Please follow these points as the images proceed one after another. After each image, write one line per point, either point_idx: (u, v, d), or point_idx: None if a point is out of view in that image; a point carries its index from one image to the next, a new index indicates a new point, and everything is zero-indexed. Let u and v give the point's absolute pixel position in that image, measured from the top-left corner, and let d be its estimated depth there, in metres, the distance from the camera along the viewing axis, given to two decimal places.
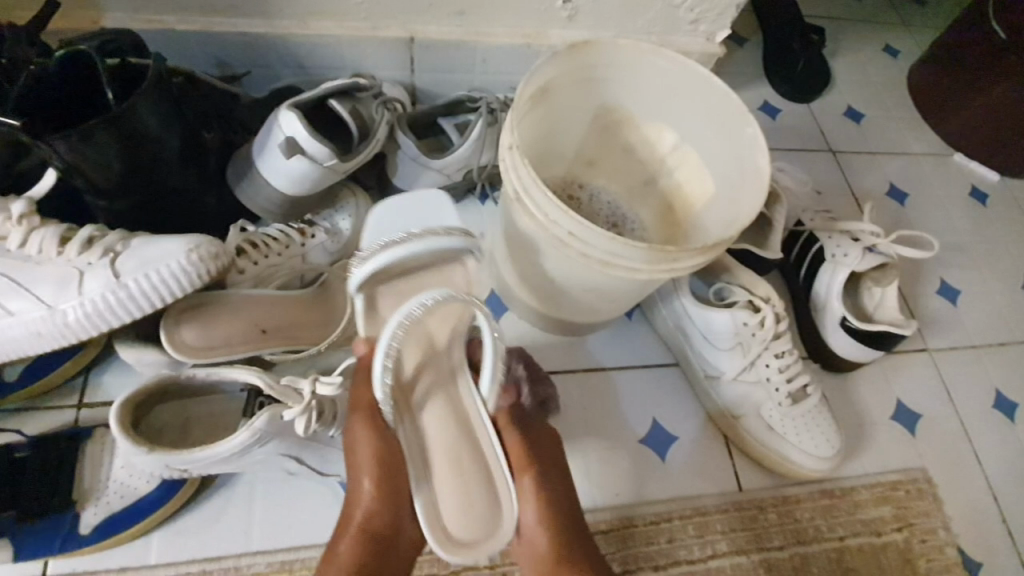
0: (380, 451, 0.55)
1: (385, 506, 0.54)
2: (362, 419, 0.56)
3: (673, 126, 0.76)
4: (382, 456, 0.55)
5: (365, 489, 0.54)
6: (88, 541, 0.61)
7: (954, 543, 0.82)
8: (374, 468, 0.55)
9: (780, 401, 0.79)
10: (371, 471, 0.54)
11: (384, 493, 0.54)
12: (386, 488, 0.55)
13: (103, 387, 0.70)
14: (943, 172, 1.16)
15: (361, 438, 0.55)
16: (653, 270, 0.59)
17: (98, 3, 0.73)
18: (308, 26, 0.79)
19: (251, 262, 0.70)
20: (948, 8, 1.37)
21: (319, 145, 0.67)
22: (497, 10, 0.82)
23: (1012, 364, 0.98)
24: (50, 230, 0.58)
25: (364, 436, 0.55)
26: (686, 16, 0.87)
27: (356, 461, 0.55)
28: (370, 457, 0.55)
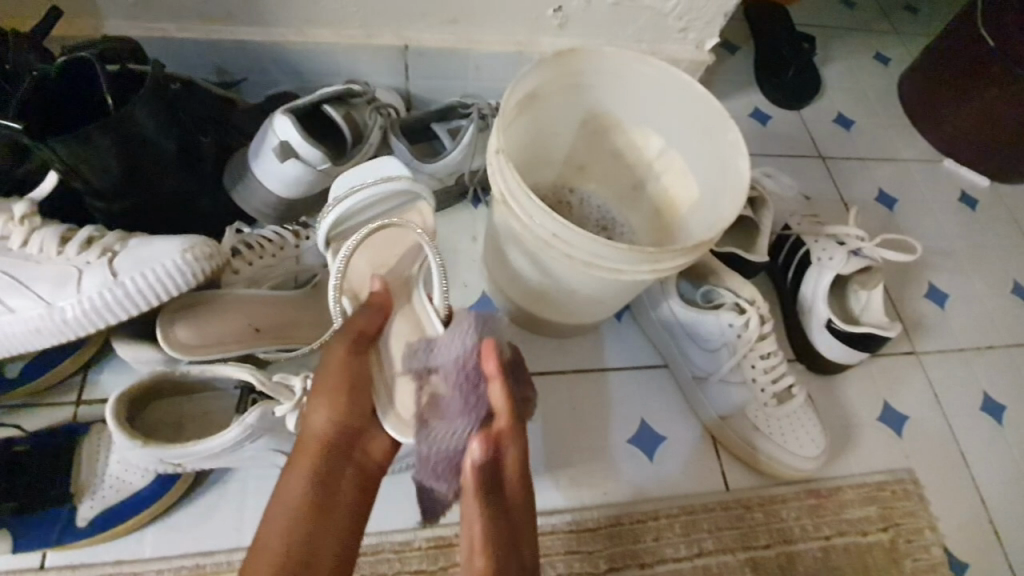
0: (345, 371, 0.56)
1: (341, 425, 0.55)
2: (344, 343, 0.57)
3: (658, 131, 0.78)
4: (346, 375, 0.56)
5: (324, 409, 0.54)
6: (83, 533, 0.63)
7: (940, 543, 0.82)
8: (334, 388, 0.55)
9: (766, 401, 0.80)
10: (329, 392, 0.55)
11: (338, 411, 0.55)
12: (341, 412, 0.55)
13: (100, 384, 0.72)
14: (933, 178, 1.18)
15: (332, 359, 0.56)
16: (636, 271, 0.61)
17: (101, 11, 0.75)
18: (305, 34, 0.81)
19: (246, 263, 0.72)
20: (938, 16, 1.39)
21: (312, 149, 0.69)
22: (489, 19, 0.85)
23: (1000, 368, 0.99)
24: (51, 231, 0.60)
25: (337, 355, 0.56)
26: (675, 24, 0.89)
27: (318, 380, 0.55)
28: (333, 377, 0.55)
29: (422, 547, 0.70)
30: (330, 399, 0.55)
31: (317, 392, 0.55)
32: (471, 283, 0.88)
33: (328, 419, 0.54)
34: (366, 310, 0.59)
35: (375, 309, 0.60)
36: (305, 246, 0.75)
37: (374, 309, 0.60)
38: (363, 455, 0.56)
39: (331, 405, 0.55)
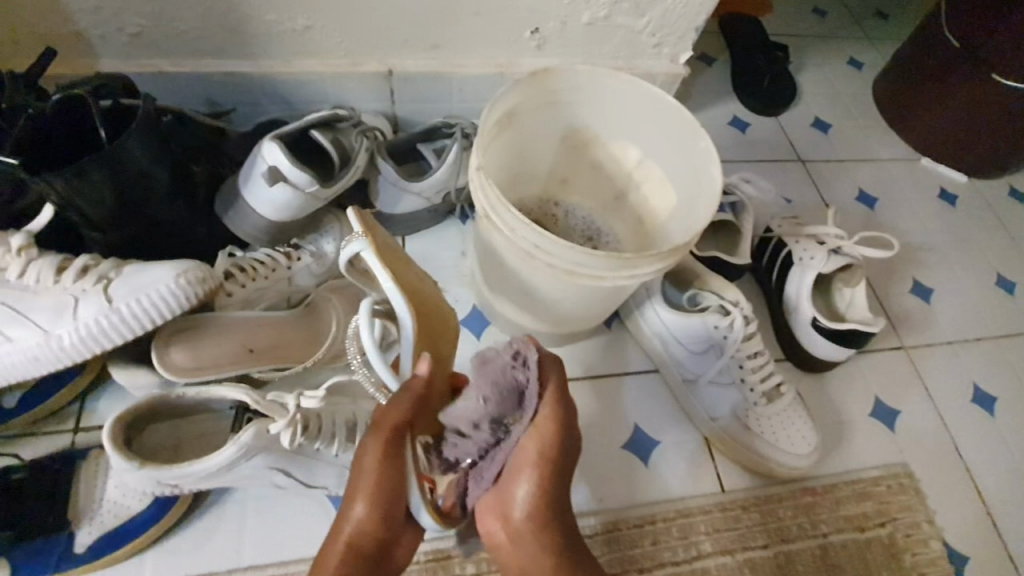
0: (382, 475, 0.51)
1: (378, 528, 0.52)
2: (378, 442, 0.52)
3: (636, 143, 0.80)
4: (390, 481, 0.52)
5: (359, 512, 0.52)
6: (83, 559, 0.63)
7: (939, 536, 0.83)
8: (379, 495, 0.51)
9: (756, 401, 0.81)
10: (371, 492, 0.51)
11: (379, 516, 0.52)
12: (383, 512, 0.52)
13: (99, 412, 0.73)
14: (912, 176, 1.20)
15: (370, 462, 0.52)
16: (616, 276, 0.62)
17: (94, 50, 0.78)
18: (292, 64, 0.84)
19: (239, 285, 0.74)
20: (909, 21, 1.43)
21: (300, 173, 0.71)
22: (469, 43, 0.88)
23: (989, 359, 1.00)
24: (46, 261, 0.62)
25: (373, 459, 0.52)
26: (649, 40, 0.93)
27: (360, 479, 0.52)
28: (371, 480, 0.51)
29: (420, 561, 0.71)
30: (372, 503, 0.51)
31: (361, 485, 0.52)
32: (462, 297, 0.89)
33: (367, 522, 0.52)
34: (408, 397, 0.54)
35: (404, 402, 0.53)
36: (297, 267, 0.79)
37: (416, 402, 0.54)
38: (390, 557, 0.54)
39: (372, 507, 0.51)
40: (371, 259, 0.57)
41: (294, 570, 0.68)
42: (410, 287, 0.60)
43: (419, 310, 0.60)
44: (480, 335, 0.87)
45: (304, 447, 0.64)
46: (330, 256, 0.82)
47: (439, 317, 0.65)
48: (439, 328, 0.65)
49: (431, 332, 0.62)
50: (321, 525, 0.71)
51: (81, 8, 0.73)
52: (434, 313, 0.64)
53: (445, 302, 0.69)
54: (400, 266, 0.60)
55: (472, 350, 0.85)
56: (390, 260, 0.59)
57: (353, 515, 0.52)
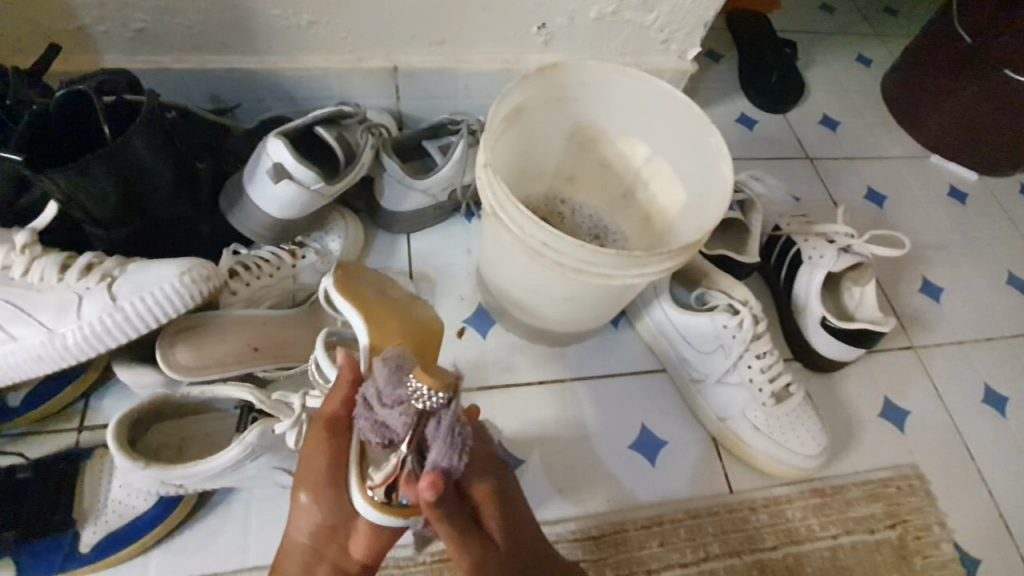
0: (321, 459, 0.46)
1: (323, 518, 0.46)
2: (316, 431, 0.48)
3: (644, 140, 0.79)
4: (329, 466, 0.46)
5: (302, 503, 0.46)
6: (86, 560, 0.63)
7: (950, 538, 0.82)
8: (319, 482, 0.46)
9: (765, 401, 0.80)
10: (312, 481, 0.46)
11: (323, 505, 0.46)
12: (325, 501, 0.46)
13: (103, 410, 0.73)
14: (921, 173, 1.19)
15: (309, 448, 0.48)
16: (626, 274, 0.61)
17: (98, 47, 0.78)
18: (297, 60, 0.84)
19: (243, 284, 0.74)
20: (918, 17, 1.41)
21: (305, 170, 0.70)
22: (475, 39, 0.87)
23: (1000, 359, 0.99)
24: (51, 259, 0.62)
25: (310, 446, 0.48)
26: (657, 36, 0.92)
27: (304, 465, 0.47)
28: (308, 464, 0.47)
29: (425, 561, 0.70)
30: (314, 493, 0.46)
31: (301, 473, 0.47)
32: (467, 295, 0.89)
33: (310, 513, 0.46)
34: (341, 386, 0.49)
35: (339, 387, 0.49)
36: (301, 266, 0.79)
37: (351, 387, 0.49)
38: (344, 553, 0.47)
39: (313, 497, 0.46)
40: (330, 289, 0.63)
41: None
42: (369, 302, 0.61)
43: (376, 318, 0.59)
44: (485, 334, 0.86)
45: None
46: (335, 255, 0.82)
47: (414, 324, 0.62)
48: (415, 335, 0.61)
49: (398, 334, 0.59)
50: None
51: (86, 4, 0.72)
52: (404, 320, 0.61)
53: (427, 315, 0.67)
54: (360, 287, 0.63)
55: (477, 349, 0.85)
56: (349, 283, 0.63)
57: (298, 508, 0.47)
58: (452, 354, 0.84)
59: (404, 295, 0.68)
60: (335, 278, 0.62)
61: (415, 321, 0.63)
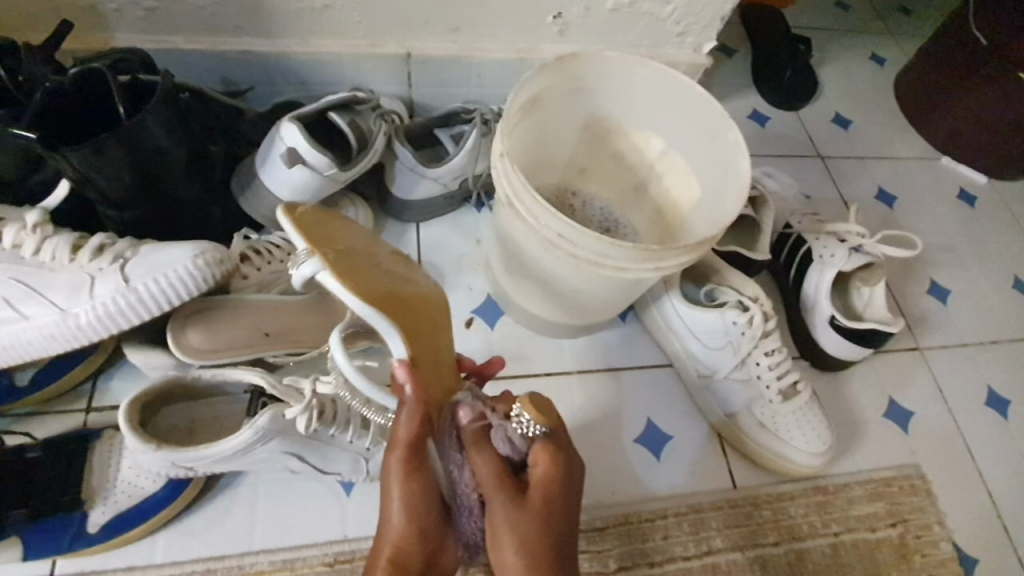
0: (419, 485, 0.48)
1: (421, 539, 0.48)
2: (402, 459, 0.48)
3: (659, 134, 0.79)
4: (423, 492, 0.48)
5: (396, 526, 0.48)
6: (94, 540, 0.63)
7: (950, 538, 0.82)
8: (418, 507, 0.48)
9: (772, 398, 0.80)
10: (410, 508, 0.48)
11: (423, 526, 0.48)
12: (419, 520, 0.48)
13: (112, 390, 0.72)
14: (932, 175, 1.18)
15: (398, 477, 0.48)
16: (641, 268, 0.61)
17: (108, 25, 0.77)
18: (309, 44, 0.83)
19: (254, 268, 0.73)
20: (933, 17, 1.40)
21: (319, 155, 0.70)
22: (490, 27, 0.86)
23: (1004, 363, 0.99)
24: (63, 239, 0.61)
25: (400, 476, 0.48)
26: (672, 29, 0.91)
27: (394, 493, 0.48)
28: (402, 493, 0.48)
29: None
30: (411, 517, 0.48)
31: (392, 500, 0.48)
32: (476, 286, 0.89)
33: (406, 539, 0.48)
34: (411, 411, 0.48)
35: (420, 409, 0.48)
36: None
37: (421, 409, 0.48)
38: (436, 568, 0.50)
39: (411, 522, 0.48)
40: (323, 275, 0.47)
41: (308, 555, 0.68)
42: (379, 290, 0.48)
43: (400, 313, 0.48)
44: (493, 325, 0.86)
45: (316, 432, 0.63)
46: None
47: (425, 306, 0.53)
48: (432, 321, 0.53)
49: (426, 334, 0.51)
50: (335, 510, 0.71)
51: None
52: (419, 307, 0.51)
53: (421, 284, 0.56)
54: (362, 270, 0.49)
55: (485, 340, 0.84)
56: (348, 268, 0.48)
57: (389, 529, 0.48)
58: (460, 344, 0.84)
59: (390, 260, 0.56)
60: (332, 266, 0.47)
61: (421, 301, 0.52)
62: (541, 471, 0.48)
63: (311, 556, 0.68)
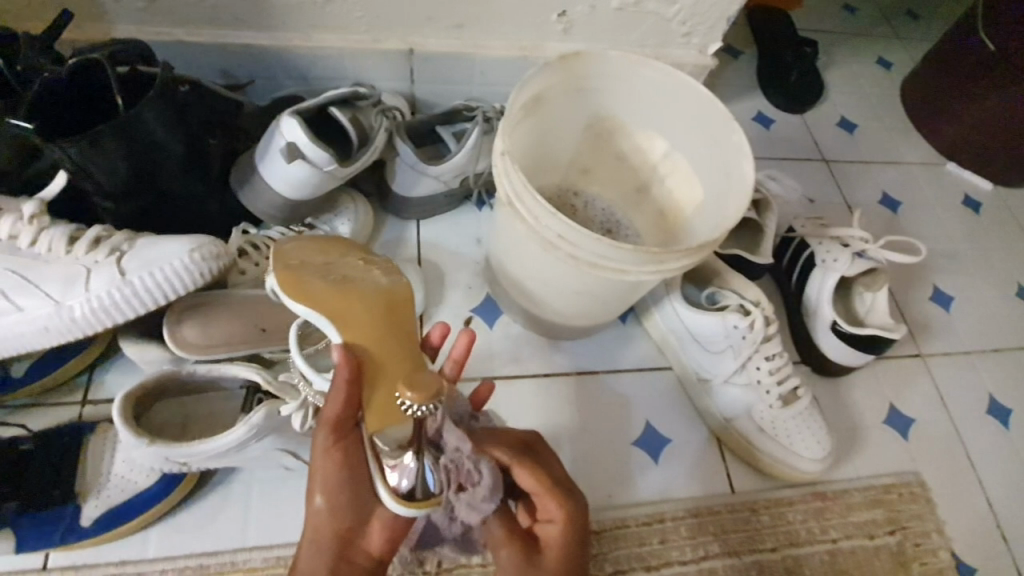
0: (339, 463, 0.47)
1: (341, 518, 0.46)
2: (326, 437, 0.47)
3: (663, 134, 0.79)
4: (339, 469, 0.47)
5: (317, 506, 0.47)
6: (85, 534, 0.63)
7: (949, 547, 0.82)
8: (331, 484, 0.46)
9: (772, 403, 0.80)
10: (323, 485, 0.46)
11: (340, 504, 0.47)
12: (340, 497, 0.47)
13: (107, 384, 0.72)
14: (937, 181, 1.17)
15: (320, 455, 0.47)
16: (641, 270, 0.61)
17: (109, 16, 0.76)
18: (312, 38, 0.82)
19: (252, 263, 0.73)
20: (940, 22, 1.39)
21: (319, 151, 0.69)
22: (494, 24, 0.85)
23: (1006, 372, 0.98)
24: (59, 230, 0.61)
25: (322, 454, 0.47)
26: (678, 29, 0.90)
27: (314, 472, 0.47)
28: (320, 472, 0.47)
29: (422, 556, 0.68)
30: (330, 496, 0.46)
31: (313, 476, 0.47)
32: (476, 284, 0.88)
33: (324, 516, 0.46)
34: (337, 387, 0.48)
35: (343, 389, 0.48)
36: None
37: (347, 388, 0.48)
38: (359, 549, 0.47)
39: (330, 500, 0.46)
40: (273, 282, 0.55)
41: None
42: (318, 291, 0.53)
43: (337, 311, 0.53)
44: (493, 324, 0.85)
45: (311, 430, 0.63)
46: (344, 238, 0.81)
47: (376, 297, 0.55)
48: (383, 313, 0.55)
49: (372, 327, 0.53)
50: None
51: None
52: (364, 300, 0.54)
53: (383, 278, 0.58)
54: (311, 276, 0.55)
55: (484, 339, 0.84)
56: (297, 275, 0.55)
57: (312, 511, 0.47)
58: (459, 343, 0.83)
59: (356, 261, 0.60)
60: (279, 272, 0.55)
61: (372, 295, 0.55)
62: (555, 528, 0.50)
63: None
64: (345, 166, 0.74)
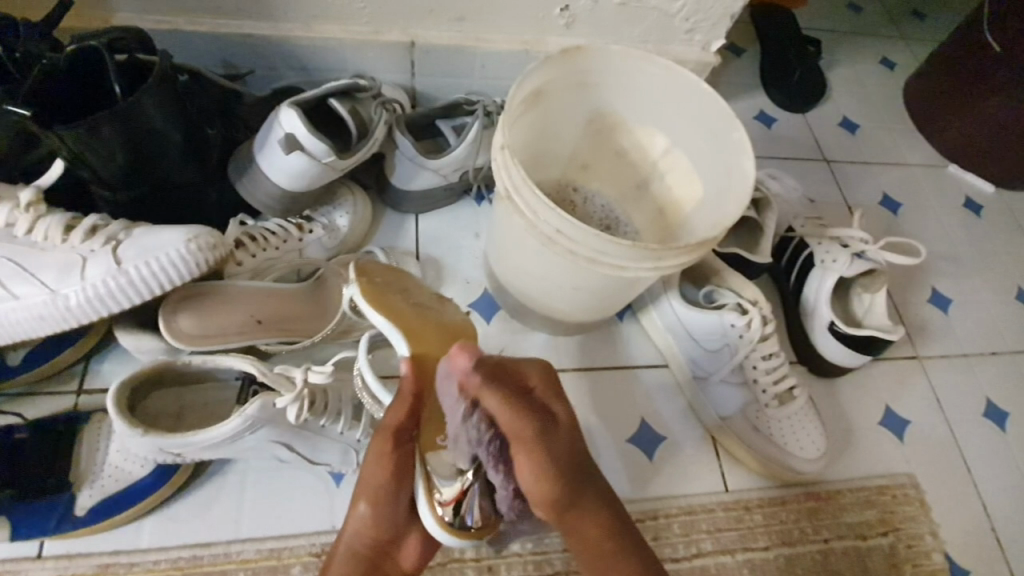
0: (389, 474, 0.51)
1: (381, 531, 0.52)
2: (379, 448, 0.51)
3: (664, 131, 0.78)
4: (389, 480, 0.51)
5: (361, 511, 0.52)
6: (79, 523, 0.63)
7: (941, 549, 0.82)
8: (379, 496, 0.51)
9: (767, 402, 0.81)
10: (372, 494, 0.51)
11: (384, 518, 0.52)
12: (383, 510, 0.52)
13: (102, 374, 0.72)
14: (938, 183, 1.17)
15: (372, 464, 0.52)
16: (640, 267, 0.61)
17: (108, 3, 0.76)
18: (312, 29, 0.82)
19: (249, 255, 0.73)
20: (945, 23, 1.38)
21: (317, 142, 0.69)
22: (496, 17, 0.85)
23: (1002, 374, 0.98)
24: (55, 218, 0.61)
25: (374, 464, 0.51)
26: (681, 25, 0.89)
27: (363, 480, 0.52)
28: (368, 481, 0.51)
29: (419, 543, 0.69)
30: (376, 508, 0.52)
31: (363, 481, 0.52)
32: (473, 280, 0.88)
33: (368, 523, 0.52)
34: (402, 400, 0.52)
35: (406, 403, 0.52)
36: (308, 240, 0.78)
37: (409, 403, 0.52)
38: (394, 561, 0.54)
39: (374, 510, 0.52)
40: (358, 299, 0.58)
41: (295, 544, 0.68)
42: (400, 313, 0.58)
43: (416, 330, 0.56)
44: (490, 319, 0.85)
45: (308, 422, 0.63)
46: (343, 230, 0.81)
47: (448, 327, 0.61)
48: (457, 344, 0.59)
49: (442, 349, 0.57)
50: (325, 503, 0.71)
51: None
52: (438, 327, 0.59)
53: (455, 314, 0.64)
54: (391, 295, 0.59)
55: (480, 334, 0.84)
56: (379, 291, 0.59)
57: (355, 514, 0.53)
58: None
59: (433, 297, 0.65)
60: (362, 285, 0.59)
61: (445, 323, 0.61)
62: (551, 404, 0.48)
63: (298, 546, 0.68)
64: (344, 157, 0.74)
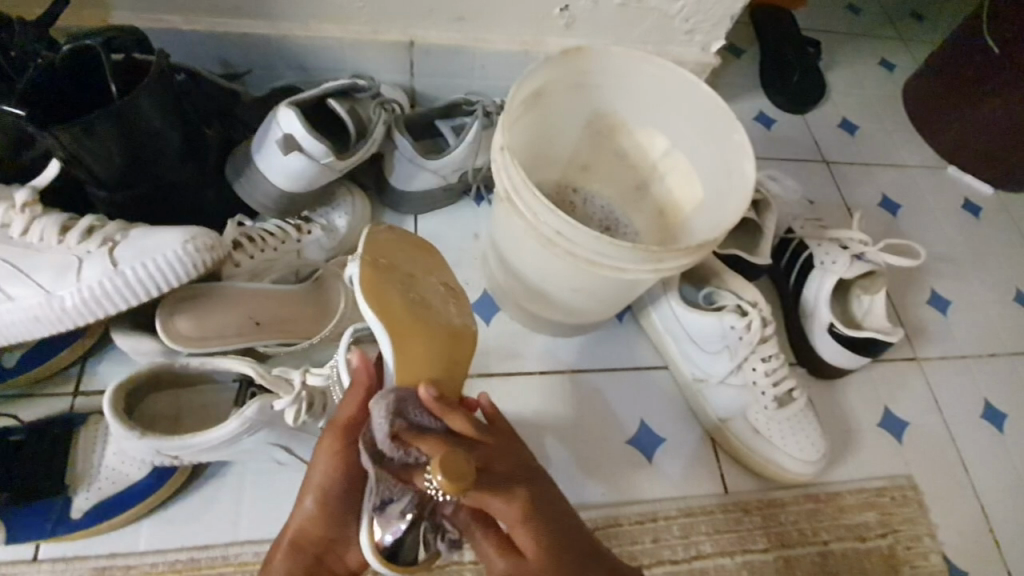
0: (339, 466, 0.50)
1: (327, 530, 0.50)
2: (334, 439, 0.51)
3: (664, 133, 0.78)
4: (341, 473, 0.50)
5: (308, 507, 0.50)
6: (75, 526, 0.62)
7: (940, 550, 0.82)
8: (328, 489, 0.50)
9: (767, 404, 0.80)
10: (319, 488, 0.50)
11: (332, 515, 0.50)
12: (329, 506, 0.50)
13: (99, 376, 0.71)
14: (937, 184, 1.17)
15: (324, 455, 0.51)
16: (641, 269, 0.60)
17: (105, 1, 0.75)
18: (310, 28, 0.81)
19: (247, 256, 0.72)
20: (943, 25, 1.38)
21: (316, 143, 0.69)
22: (495, 17, 0.84)
23: (1000, 376, 0.98)
24: (52, 219, 0.60)
25: (326, 456, 0.51)
26: (681, 26, 0.89)
27: (314, 473, 0.51)
28: (318, 476, 0.50)
29: None
30: (321, 504, 0.50)
31: (311, 474, 0.51)
32: (473, 281, 0.87)
33: (313, 521, 0.50)
34: (356, 393, 0.52)
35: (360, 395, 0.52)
36: (307, 241, 0.77)
37: (363, 394, 0.52)
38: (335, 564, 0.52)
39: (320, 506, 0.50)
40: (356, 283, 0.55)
41: None
42: (391, 311, 0.53)
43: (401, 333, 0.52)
44: (489, 321, 0.85)
45: (307, 425, 0.63)
46: (341, 231, 0.80)
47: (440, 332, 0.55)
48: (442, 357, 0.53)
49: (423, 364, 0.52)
50: None
51: None
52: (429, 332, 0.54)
53: (456, 317, 0.57)
54: (390, 286, 0.55)
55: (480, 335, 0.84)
56: (377, 281, 0.55)
57: (301, 510, 0.51)
58: None
59: (444, 289, 0.59)
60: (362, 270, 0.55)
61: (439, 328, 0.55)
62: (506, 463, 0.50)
63: None
64: (343, 156, 0.73)
